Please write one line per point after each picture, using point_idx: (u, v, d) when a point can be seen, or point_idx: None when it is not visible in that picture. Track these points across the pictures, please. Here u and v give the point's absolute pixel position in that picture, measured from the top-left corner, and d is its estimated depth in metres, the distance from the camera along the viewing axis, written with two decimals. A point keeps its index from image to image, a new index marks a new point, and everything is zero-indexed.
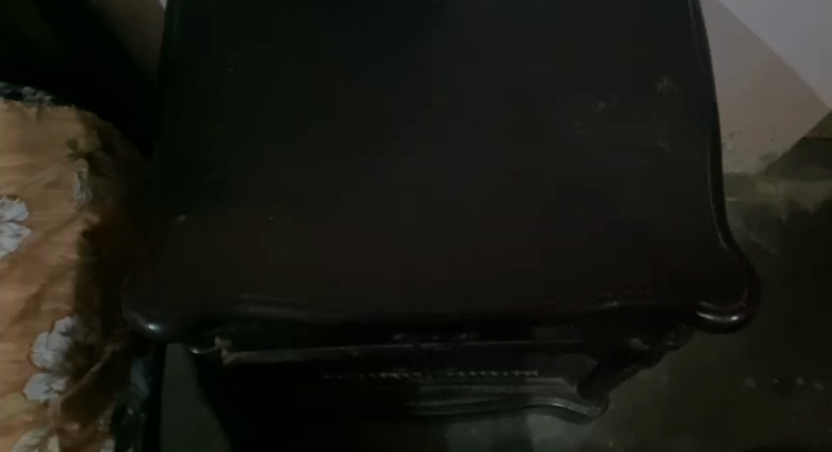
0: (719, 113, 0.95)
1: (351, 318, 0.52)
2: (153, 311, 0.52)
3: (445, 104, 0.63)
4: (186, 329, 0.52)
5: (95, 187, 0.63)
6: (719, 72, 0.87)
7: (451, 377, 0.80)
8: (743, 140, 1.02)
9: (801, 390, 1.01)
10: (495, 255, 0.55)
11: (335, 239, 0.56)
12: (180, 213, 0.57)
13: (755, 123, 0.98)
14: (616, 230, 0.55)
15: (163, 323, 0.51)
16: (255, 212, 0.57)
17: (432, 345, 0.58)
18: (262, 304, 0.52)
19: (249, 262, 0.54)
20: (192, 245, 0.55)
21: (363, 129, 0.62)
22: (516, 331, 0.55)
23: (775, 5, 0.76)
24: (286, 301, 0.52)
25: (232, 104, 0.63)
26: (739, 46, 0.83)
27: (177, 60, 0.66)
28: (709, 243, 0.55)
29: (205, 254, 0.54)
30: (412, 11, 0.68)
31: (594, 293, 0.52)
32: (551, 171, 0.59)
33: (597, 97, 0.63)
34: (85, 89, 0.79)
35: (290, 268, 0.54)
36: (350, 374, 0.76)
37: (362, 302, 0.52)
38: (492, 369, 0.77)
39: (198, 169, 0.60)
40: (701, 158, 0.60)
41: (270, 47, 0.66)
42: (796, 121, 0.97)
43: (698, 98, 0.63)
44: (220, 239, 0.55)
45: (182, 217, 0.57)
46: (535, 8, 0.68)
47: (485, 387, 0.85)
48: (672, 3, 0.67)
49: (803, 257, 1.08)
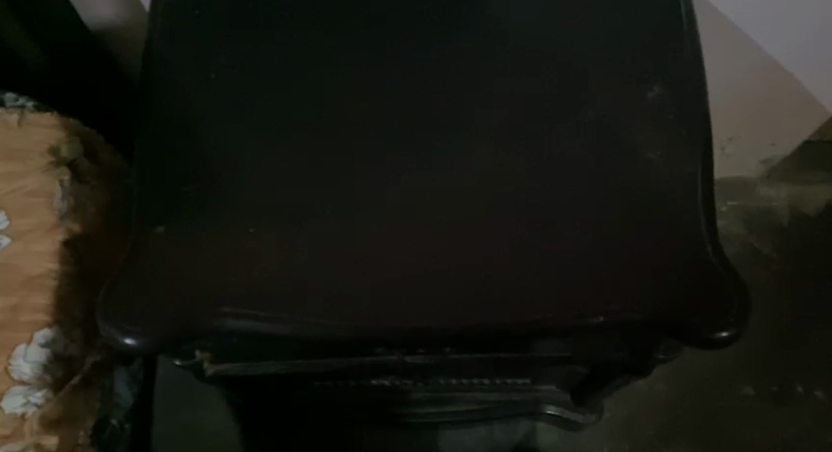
0: (717, 119, 0.94)
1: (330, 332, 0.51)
2: (129, 325, 0.51)
3: (432, 113, 0.62)
4: (164, 343, 0.51)
5: (76, 196, 0.62)
6: (710, 81, 0.86)
7: (442, 385, 0.79)
8: (742, 144, 1.00)
9: (800, 399, 1.00)
10: (478, 267, 0.53)
11: (316, 251, 0.54)
12: (157, 224, 0.56)
13: (754, 128, 0.96)
14: (603, 241, 0.54)
15: (140, 338, 0.51)
16: (235, 222, 0.56)
17: (415, 358, 0.57)
18: (240, 316, 0.51)
19: (227, 273, 0.53)
20: (171, 256, 0.54)
21: (347, 138, 0.61)
22: (502, 345, 0.54)
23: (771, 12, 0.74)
24: (264, 315, 0.51)
25: (214, 112, 0.62)
26: (736, 51, 0.81)
27: (160, 68, 0.65)
28: (699, 255, 0.54)
29: (185, 266, 0.53)
30: (398, 18, 0.67)
31: (580, 307, 0.51)
32: (538, 181, 0.58)
33: (586, 106, 0.61)
34: (67, 91, 0.78)
35: (269, 280, 0.53)
36: (339, 382, 0.75)
37: (342, 316, 0.51)
38: (483, 377, 0.76)
39: (180, 178, 0.59)
40: (692, 169, 0.59)
41: (255, 54, 0.65)
42: (797, 127, 0.95)
43: (691, 108, 0.61)
44: (198, 250, 0.54)
45: (159, 230, 0.56)
46: (525, 15, 0.66)
47: (477, 395, 0.84)
48: (666, 10, 0.66)
49: (804, 263, 1.07)
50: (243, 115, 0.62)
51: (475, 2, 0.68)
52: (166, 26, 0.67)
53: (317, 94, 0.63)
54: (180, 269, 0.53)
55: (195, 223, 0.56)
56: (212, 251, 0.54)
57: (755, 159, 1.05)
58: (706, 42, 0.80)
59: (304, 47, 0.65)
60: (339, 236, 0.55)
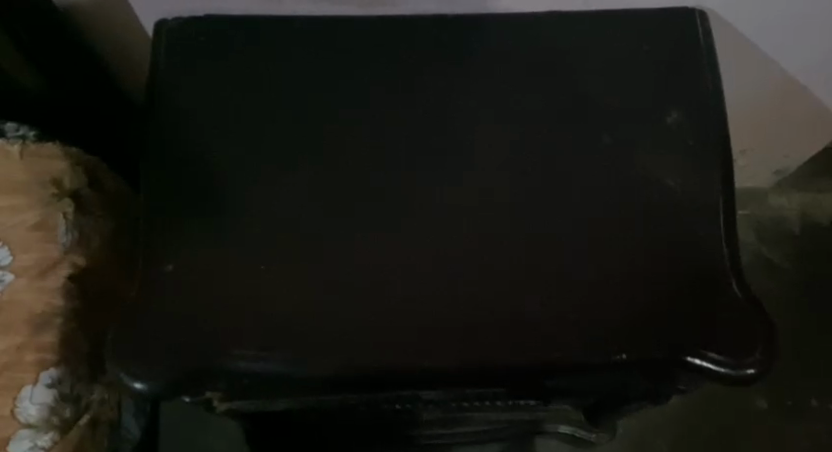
0: (731, 129, 0.92)
1: (345, 377, 0.48)
2: (139, 370, 0.49)
3: (444, 141, 0.61)
4: (173, 389, 0.48)
5: (80, 228, 0.60)
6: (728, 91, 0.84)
7: (457, 410, 0.77)
8: (754, 156, 0.99)
9: (812, 412, 0.99)
10: (495, 303, 0.52)
11: (330, 287, 0.53)
12: (165, 262, 0.54)
13: (767, 140, 0.95)
14: (625, 276, 0.53)
15: (149, 383, 0.49)
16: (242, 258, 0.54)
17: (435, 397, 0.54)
18: (252, 358, 0.49)
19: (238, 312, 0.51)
20: (181, 296, 0.52)
21: (357, 167, 0.59)
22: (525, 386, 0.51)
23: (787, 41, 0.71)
24: (276, 356, 0.49)
25: (222, 142, 0.60)
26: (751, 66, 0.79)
27: (165, 97, 0.63)
28: (723, 290, 0.53)
29: (194, 306, 0.51)
30: (407, 39, 0.65)
31: (604, 346, 0.49)
32: (554, 211, 0.57)
33: (604, 132, 0.60)
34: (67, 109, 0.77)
35: (278, 319, 0.51)
36: (353, 413, 0.73)
37: (355, 357, 0.49)
38: (499, 403, 0.74)
39: (188, 213, 0.57)
40: (712, 197, 0.57)
41: (263, 82, 0.63)
42: (811, 139, 0.93)
43: (710, 133, 0.60)
44: (206, 288, 0.52)
45: (167, 268, 0.54)
46: (539, 36, 0.65)
47: (482, 420, 0.81)
48: (684, 30, 0.64)
49: (815, 274, 1.05)
50: (250, 146, 0.60)
51: (485, 21, 0.66)
52: (171, 49, 0.65)
53: (327, 122, 0.61)
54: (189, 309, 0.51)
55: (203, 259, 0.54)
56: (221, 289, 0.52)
57: (768, 169, 1.02)
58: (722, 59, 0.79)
59: (313, 72, 0.63)
60: (351, 271, 0.54)
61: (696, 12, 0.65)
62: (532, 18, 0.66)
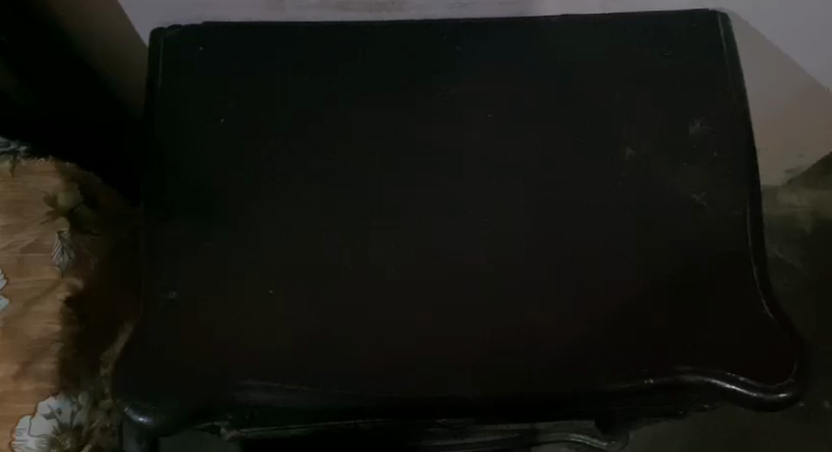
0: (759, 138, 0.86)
1: (363, 406, 0.45)
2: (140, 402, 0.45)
3: (457, 153, 0.57)
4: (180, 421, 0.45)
5: (77, 247, 0.58)
6: (755, 100, 0.77)
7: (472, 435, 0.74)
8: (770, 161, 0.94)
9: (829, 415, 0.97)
10: (517, 330, 0.49)
11: (341, 313, 0.50)
12: (169, 289, 0.51)
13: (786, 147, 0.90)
14: (651, 297, 0.51)
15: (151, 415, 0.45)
16: (250, 284, 0.51)
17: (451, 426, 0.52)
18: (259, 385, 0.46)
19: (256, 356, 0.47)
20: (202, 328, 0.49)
21: (368, 183, 0.56)
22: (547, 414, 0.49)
23: (815, 41, 0.67)
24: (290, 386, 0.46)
25: (228, 159, 0.57)
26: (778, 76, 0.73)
27: (162, 108, 0.59)
28: (755, 313, 0.50)
29: (200, 335, 0.49)
30: (415, 42, 0.61)
31: (631, 369, 0.47)
32: (575, 230, 0.54)
33: (625, 144, 0.57)
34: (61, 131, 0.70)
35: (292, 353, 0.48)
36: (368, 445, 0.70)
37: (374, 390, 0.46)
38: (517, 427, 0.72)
39: (191, 236, 0.53)
40: (741, 213, 0.55)
41: (266, 93, 0.59)
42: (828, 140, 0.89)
43: (735, 142, 0.57)
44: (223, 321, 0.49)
45: (171, 295, 0.51)
46: (554, 39, 0.61)
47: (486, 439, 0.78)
48: (705, 34, 0.61)
49: (825, 275, 1.03)
50: (256, 162, 0.57)
51: (498, 24, 0.62)
52: (168, 57, 0.61)
53: (333, 134, 0.58)
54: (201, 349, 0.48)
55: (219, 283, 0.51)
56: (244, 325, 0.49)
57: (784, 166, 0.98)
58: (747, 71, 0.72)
59: (317, 83, 0.60)
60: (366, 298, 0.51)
61: (719, 14, 0.62)
62: (545, 21, 0.62)
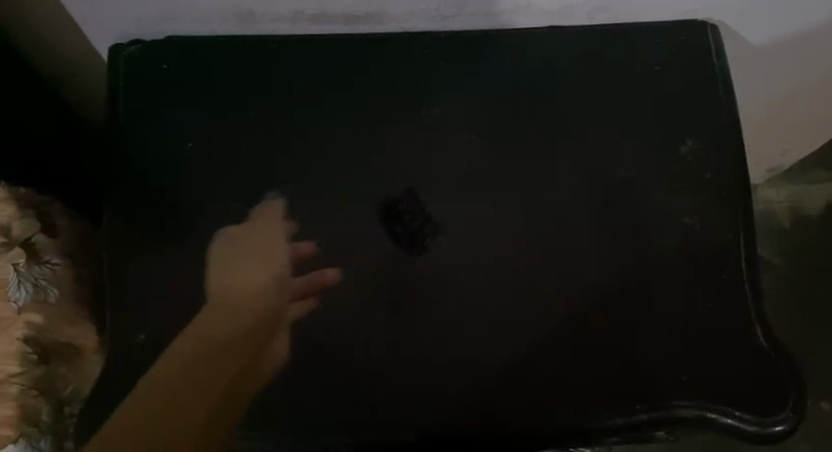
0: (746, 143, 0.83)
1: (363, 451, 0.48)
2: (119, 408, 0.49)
3: (436, 178, 0.55)
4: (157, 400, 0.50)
5: (35, 279, 0.53)
6: (743, 106, 0.74)
7: None
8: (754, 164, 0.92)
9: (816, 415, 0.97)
10: (500, 367, 0.49)
11: (328, 356, 0.50)
12: (136, 332, 0.51)
13: (769, 152, 0.88)
14: (637, 330, 0.50)
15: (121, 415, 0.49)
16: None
17: None
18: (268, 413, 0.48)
19: (320, 287, 0.51)
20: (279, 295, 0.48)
21: (347, 212, 0.54)
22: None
23: (807, 44, 0.64)
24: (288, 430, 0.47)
25: (200, 185, 0.54)
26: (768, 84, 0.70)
27: (126, 132, 0.56)
28: (748, 342, 0.50)
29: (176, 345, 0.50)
30: (390, 55, 0.57)
31: (621, 406, 0.48)
32: (562, 262, 0.53)
33: (614, 166, 0.55)
34: (55, 171, 0.65)
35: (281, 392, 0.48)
36: None
37: (373, 436, 0.48)
38: None
39: (169, 273, 0.52)
40: (735, 236, 0.53)
41: (236, 115, 0.56)
42: (814, 139, 0.87)
43: (727, 162, 0.55)
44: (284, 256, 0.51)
45: (140, 338, 0.51)
46: (538, 50, 0.58)
47: None
48: (697, 44, 0.58)
49: (805, 270, 1.03)
50: (231, 188, 0.54)
51: (479, 36, 0.58)
52: (128, 73, 0.57)
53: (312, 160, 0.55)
54: (306, 290, 0.51)
55: (249, 244, 0.50)
56: (297, 251, 0.52)
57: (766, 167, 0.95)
58: (737, 79, 0.69)
59: (292, 101, 0.56)
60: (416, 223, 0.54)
61: (709, 25, 0.58)
62: (527, 32, 0.58)
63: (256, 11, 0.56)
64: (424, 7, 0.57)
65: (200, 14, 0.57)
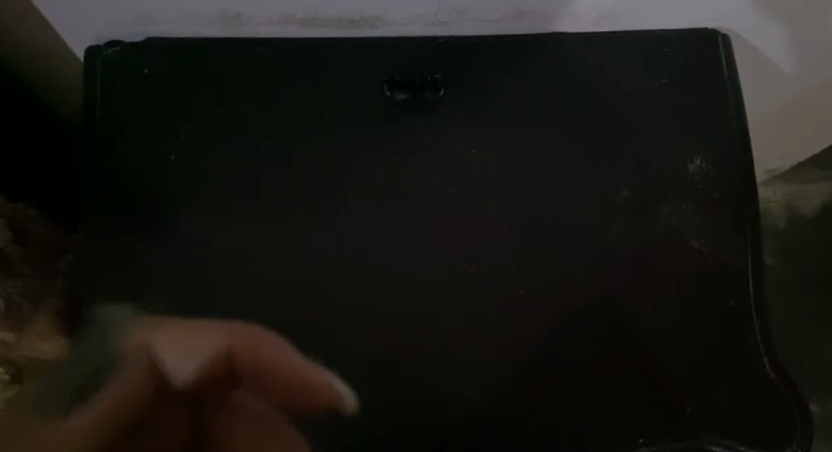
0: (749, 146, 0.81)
1: None
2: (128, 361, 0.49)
3: (432, 192, 0.53)
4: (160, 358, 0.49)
5: (7, 294, 0.52)
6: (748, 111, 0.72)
7: None
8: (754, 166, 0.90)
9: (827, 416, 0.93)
10: (497, 392, 0.48)
11: (322, 378, 0.48)
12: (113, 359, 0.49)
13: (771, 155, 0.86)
14: (639, 358, 0.49)
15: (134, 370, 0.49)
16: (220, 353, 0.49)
17: None
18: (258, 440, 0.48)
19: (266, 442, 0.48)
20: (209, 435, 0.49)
21: (339, 228, 0.52)
22: None
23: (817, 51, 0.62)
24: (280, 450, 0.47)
25: (185, 201, 0.52)
26: (774, 92, 0.68)
27: (103, 140, 0.53)
28: (755, 373, 0.49)
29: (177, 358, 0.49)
30: (386, 61, 0.55)
31: (622, 438, 0.47)
32: (563, 285, 0.51)
33: (620, 183, 0.53)
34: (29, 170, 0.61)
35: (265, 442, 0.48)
36: None
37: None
38: None
39: (154, 293, 0.50)
40: (743, 261, 0.52)
41: (222, 125, 0.53)
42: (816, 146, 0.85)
43: (733, 182, 0.53)
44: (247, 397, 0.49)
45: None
46: (542, 59, 0.55)
47: None
48: (707, 55, 0.55)
49: (805, 268, 1.00)
50: (219, 205, 0.52)
51: (480, 41, 0.55)
52: (103, 75, 0.54)
53: (305, 173, 0.53)
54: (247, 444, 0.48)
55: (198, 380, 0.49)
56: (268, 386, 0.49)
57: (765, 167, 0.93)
58: (744, 84, 0.67)
59: (282, 112, 0.54)
60: (439, 93, 0.54)
61: (719, 34, 0.56)
62: (530, 37, 0.55)
63: (244, 13, 0.53)
64: (423, 12, 0.54)
65: (185, 17, 0.53)
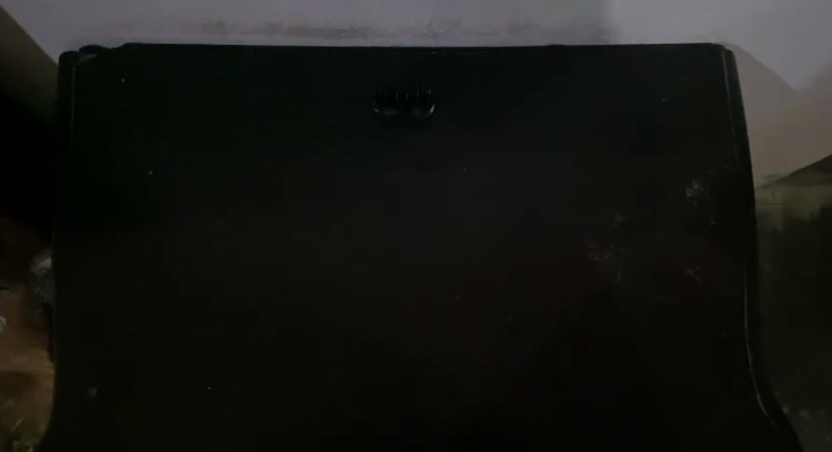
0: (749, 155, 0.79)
1: None
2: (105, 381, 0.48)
3: (419, 212, 0.51)
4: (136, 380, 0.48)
5: None
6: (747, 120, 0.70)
7: None
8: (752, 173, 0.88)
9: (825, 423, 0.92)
10: (484, 419, 0.47)
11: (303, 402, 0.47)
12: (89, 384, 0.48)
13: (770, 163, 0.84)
14: (631, 389, 0.48)
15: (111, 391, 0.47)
16: (203, 375, 0.48)
17: None
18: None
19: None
20: None
21: (322, 247, 0.50)
22: None
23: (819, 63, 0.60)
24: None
25: (160, 217, 0.50)
26: (775, 103, 0.66)
27: (79, 152, 0.51)
28: (749, 410, 0.48)
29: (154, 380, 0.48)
30: (375, 74, 0.53)
31: None
32: (552, 311, 0.50)
33: (614, 206, 0.51)
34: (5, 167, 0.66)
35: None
36: None
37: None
38: None
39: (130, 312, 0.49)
40: (738, 290, 0.51)
41: (204, 138, 0.51)
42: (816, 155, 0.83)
43: (731, 207, 0.52)
44: None
45: (89, 391, 0.48)
46: (536, 74, 0.53)
47: None
48: (707, 74, 0.54)
49: (804, 274, 0.98)
50: (199, 222, 0.50)
51: (474, 55, 0.53)
52: (80, 82, 0.52)
53: (289, 189, 0.51)
54: None
55: None
56: None
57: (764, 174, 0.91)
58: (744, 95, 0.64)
59: (267, 126, 0.52)
60: (430, 108, 0.52)
61: (721, 50, 0.54)
62: (526, 52, 0.54)
63: (226, 21, 0.51)
64: (414, 23, 0.52)
65: (165, 24, 0.51)
